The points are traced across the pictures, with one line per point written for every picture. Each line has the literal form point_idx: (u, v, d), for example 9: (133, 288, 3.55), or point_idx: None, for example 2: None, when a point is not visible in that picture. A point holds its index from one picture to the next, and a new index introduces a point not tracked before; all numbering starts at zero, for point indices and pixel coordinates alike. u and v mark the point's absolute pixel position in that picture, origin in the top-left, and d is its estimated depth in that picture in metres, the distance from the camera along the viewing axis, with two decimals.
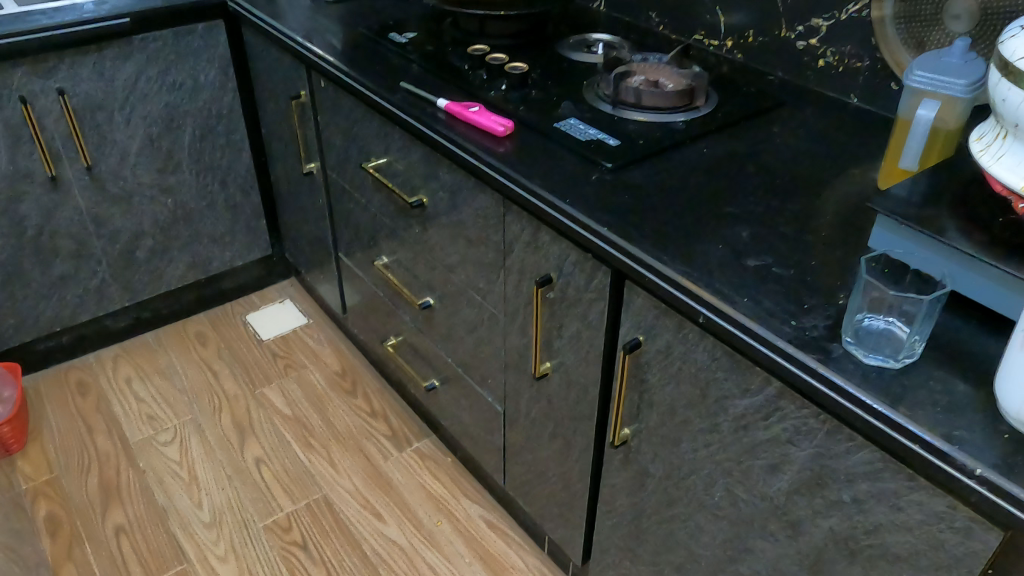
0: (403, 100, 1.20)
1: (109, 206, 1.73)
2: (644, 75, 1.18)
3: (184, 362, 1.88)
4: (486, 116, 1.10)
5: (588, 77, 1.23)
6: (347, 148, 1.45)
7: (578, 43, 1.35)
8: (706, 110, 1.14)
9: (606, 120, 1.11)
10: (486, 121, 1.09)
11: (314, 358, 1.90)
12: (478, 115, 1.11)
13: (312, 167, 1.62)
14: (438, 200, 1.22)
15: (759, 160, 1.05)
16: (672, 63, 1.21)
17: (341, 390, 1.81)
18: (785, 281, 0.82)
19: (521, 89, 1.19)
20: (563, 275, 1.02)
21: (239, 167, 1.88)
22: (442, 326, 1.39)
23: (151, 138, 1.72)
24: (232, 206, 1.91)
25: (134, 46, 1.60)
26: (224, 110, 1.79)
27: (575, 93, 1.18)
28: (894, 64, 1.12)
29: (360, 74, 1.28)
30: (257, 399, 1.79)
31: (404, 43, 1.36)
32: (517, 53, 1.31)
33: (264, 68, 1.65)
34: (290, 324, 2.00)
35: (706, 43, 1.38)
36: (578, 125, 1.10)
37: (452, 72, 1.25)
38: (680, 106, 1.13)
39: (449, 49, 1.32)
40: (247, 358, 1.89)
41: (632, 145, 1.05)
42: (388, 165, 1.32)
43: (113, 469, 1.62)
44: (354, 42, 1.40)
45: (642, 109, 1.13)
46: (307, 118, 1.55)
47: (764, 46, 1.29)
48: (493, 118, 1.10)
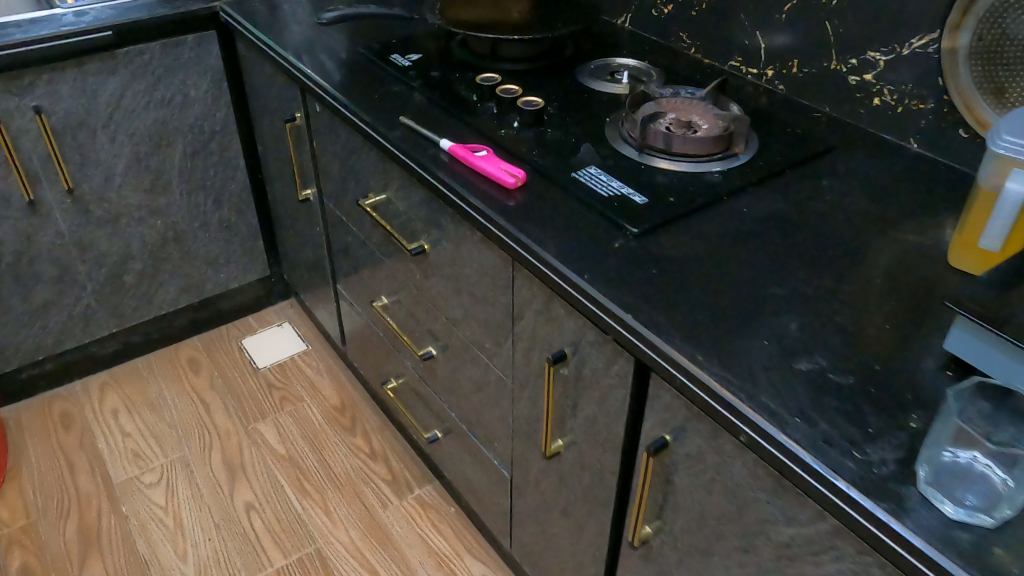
0: (402, 137, 1.06)
1: (93, 229, 1.62)
2: (674, 112, 1.05)
3: (175, 393, 1.78)
4: (492, 164, 0.97)
5: (610, 113, 1.09)
6: (344, 179, 1.32)
7: (601, 69, 1.22)
8: (745, 157, 1.00)
9: (631, 169, 0.97)
10: (492, 170, 0.96)
11: (312, 389, 1.78)
12: (484, 161, 0.98)
13: (309, 193, 1.50)
14: (441, 250, 1.09)
15: (807, 222, 0.91)
16: (708, 99, 1.07)
17: (339, 427, 1.69)
18: (845, 392, 0.69)
19: (536, 128, 1.05)
20: (578, 353, 0.89)
21: (233, 185, 1.76)
22: (445, 379, 1.26)
23: (139, 157, 1.61)
24: (226, 226, 1.80)
25: (118, 61, 1.49)
26: (217, 126, 1.67)
27: (596, 133, 1.04)
28: (966, 109, 0.97)
29: (355, 103, 1.15)
30: (250, 436, 1.68)
31: (407, 67, 1.22)
32: (531, 81, 1.17)
33: (259, 84, 1.53)
34: (288, 350, 1.89)
35: (743, 71, 1.23)
36: (598, 175, 0.96)
37: (458, 104, 1.12)
38: (713, 154, 0.99)
39: (454, 75, 1.18)
40: (241, 389, 1.78)
41: (662, 203, 0.92)
42: (387, 204, 1.19)
43: (94, 514, 1.52)
44: (351, 62, 1.27)
45: (671, 155, 0.99)
46: (302, 143, 1.42)
47: (811, 78, 1.14)
48: (500, 166, 0.96)
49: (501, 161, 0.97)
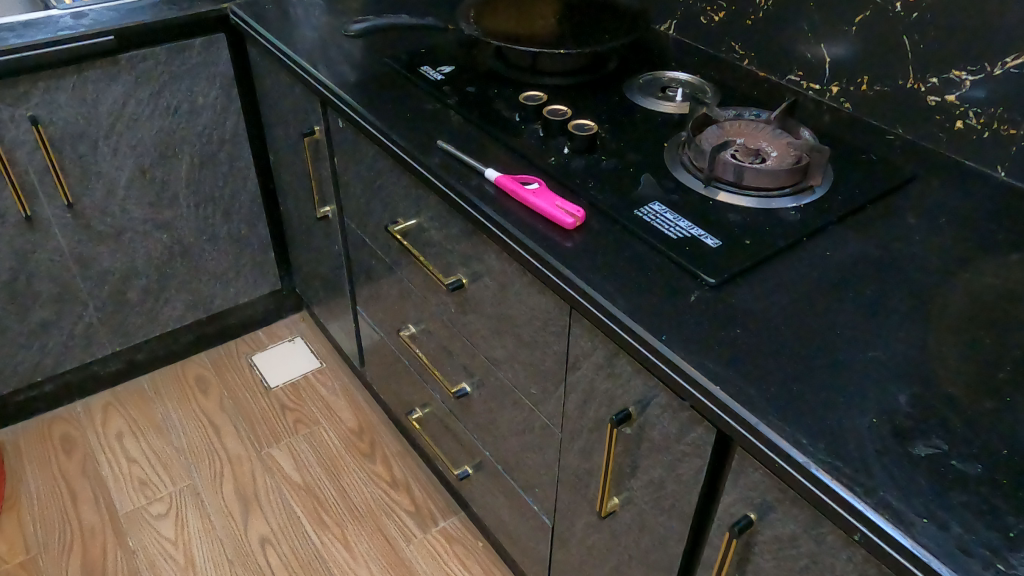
0: (440, 163, 0.96)
1: (94, 244, 1.53)
2: (741, 139, 0.96)
3: (182, 414, 1.69)
4: (546, 199, 0.87)
5: (668, 139, 1.00)
6: (368, 200, 1.22)
7: (652, 84, 1.12)
8: (821, 190, 0.91)
9: (697, 205, 0.88)
10: (546, 206, 0.86)
11: (328, 411, 1.69)
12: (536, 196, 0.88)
13: (327, 211, 1.40)
14: (482, 286, 1.00)
15: (898, 268, 0.82)
16: (776, 124, 0.98)
17: (358, 453, 1.61)
18: (972, 483, 0.60)
19: (588, 155, 0.95)
20: (646, 414, 0.81)
21: (243, 197, 1.66)
22: (481, 417, 1.18)
23: (142, 168, 1.51)
24: (235, 239, 1.70)
25: (120, 67, 1.39)
26: (226, 134, 1.58)
27: (655, 161, 0.95)
28: None
29: (385, 123, 1.05)
30: (263, 461, 1.59)
31: (440, 81, 1.12)
32: (577, 99, 1.07)
33: (272, 91, 1.43)
34: (301, 368, 1.79)
35: (804, 86, 1.13)
36: (664, 213, 0.86)
37: (499, 126, 1.02)
38: (787, 187, 0.90)
39: (494, 92, 1.08)
40: (252, 410, 1.69)
41: (736, 246, 0.82)
42: (419, 232, 1.10)
43: (99, 549, 1.43)
44: (374, 73, 1.17)
45: (742, 189, 0.90)
46: (321, 158, 1.33)
47: (883, 96, 1.04)
48: (555, 202, 0.86)
49: (556, 196, 0.88)
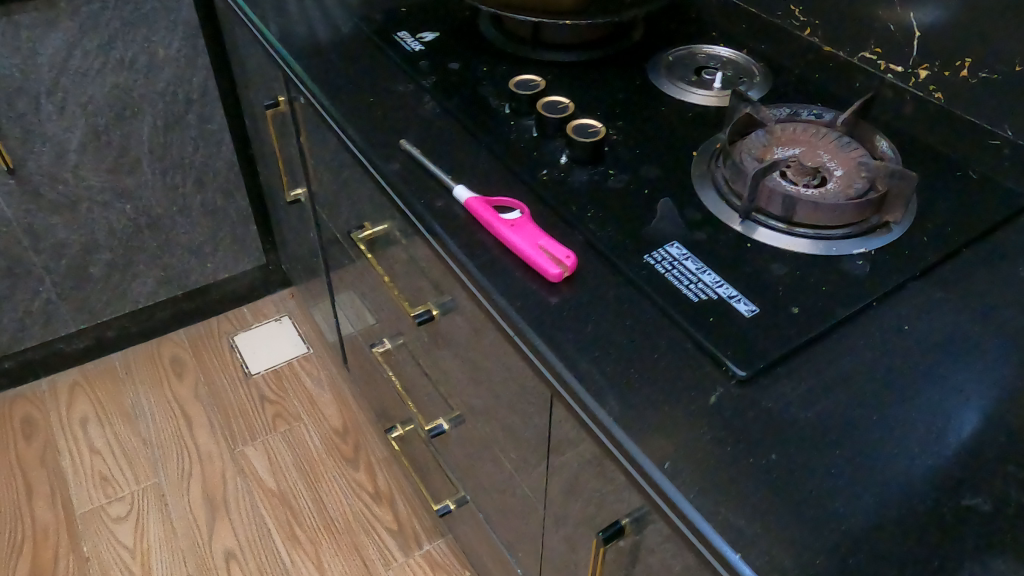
0: (400, 170, 0.75)
1: (47, 216, 1.35)
2: (794, 153, 0.72)
3: (154, 401, 1.54)
4: (530, 237, 0.65)
5: (698, 146, 0.76)
6: (336, 192, 1.01)
7: (683, 67, 0.88)
8: (899, 230, 0.67)
9: (730, 251, 0.65)
10: (528, 247, 0.64)
11: (311, 407, 1.53)
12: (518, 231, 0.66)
13: (299, 193, 1.20)
14: (454, 323, 0.80)
15: (1005, 356, 0.59)
16: (843, 132, 0.74)
17: (339, 457, 1.45)
18: None
19: (591, 171, 0.73)
20: (643, 535, 0.61)
21: (217, 163, 1.46)
22: (460, 458, 0.99)
23: (97, 130, 1.30)
24: (211, 210, 1.51)
25: (61, 12, 1.16)
26: (194, 93, 1.35)
27: (678, 180, 0.72)
28: None
29: (341, 108, 0.83)
30: (236, 462, 1.44)
31: (417, 54, 0.88)
32: (586, 85, 0.84)
33: (241, 47, 1.20)
34: (285, 354, 1.63)
35: (882, 67, 0.86)
36: (682, 260, 0.65)
37: (482, 121, 0.79)
38: (854, 222, 0.66)
39: (483, 71, 0.85)
40: (229, 401, 1.54)
41: (780, 315, 0.60)
42: (386, 242, 0.90)
43: (51, 555, 1.30)
44: (340, 34, 0.92)
45: (794, 227, 0.67)
46: (287, 133, 1.11)
47: (992, 87, 0.76)
48: (541, 243, 0.65)
49: (542, 234, 0.66)
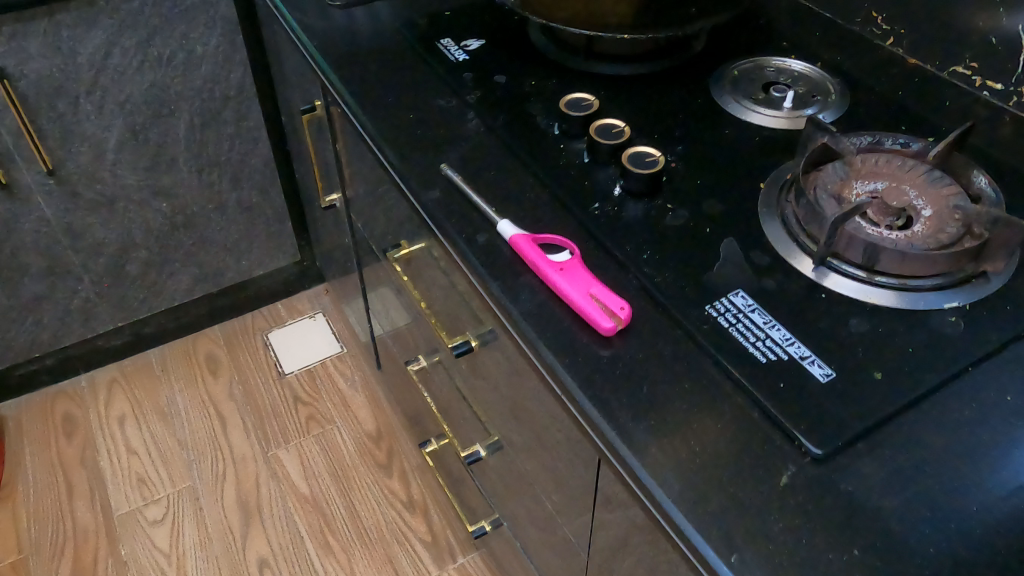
0: (442, 199, 0.70)
1: (84, 215, 1.33)
2: (873, 191, 0.65)
3: (190, 400, 1.53)
4: (581, 285, 0.60)
5: (765, 178, 0.70)
6: (373, 205, 0.97)
7: (750, 81, 0.82)
8: (994, 283, 0.60)
9: (802, 302, 0.59)
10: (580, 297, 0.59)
11: (345, 410, 1.51)
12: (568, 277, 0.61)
13: (334, 198, 1.16)
14: (495, 358, 0.76)
15: None
16: (928, 168, 0.67)
17: (373, 464, 1.43)
18: None
19: (647, 205, 0.67)
20: None
21: (254, 161, 1.42)
22: (496, 486, 0.96)
23: (135, 129, 1.27)
24: (248, 207, 1.48)
25: (98, 9, 1.13)
26: (232, 90, 1.31)
27: (743, 217, 0.66)
28: None
29: (379, 125, 0.77)
30: (270, 466, 1.42)
31: (459, 65, 0.82)
32: (641, 106, 0.77)
33: (278, 46, 1.15)
34: (320, 353, 1.60)
35: (977, 84, 0.78)
36: (749, 312, 0.59)
37: (530, 144, 0.74)
38: (947, 272, 0.60)
39: (530, 86, 0.80)
40: (263, 402, 1.52)
41: (861, 380, 0.54)
42: (424, 265, 0.85)
43: (89, 556, 1.30)
44: (380, 40, 0.87)
45: (875, 277, 0.60)
46: (323, 138, 1.06)
47: None
48: (594, 292, 0.59)
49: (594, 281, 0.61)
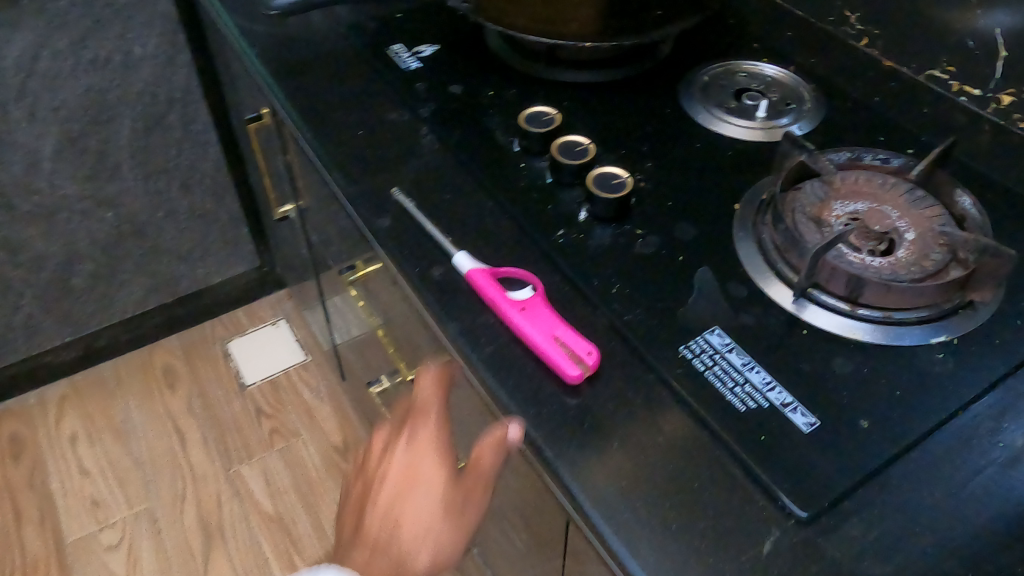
0: (394, 227, 0.64)
1: (23, 228, 1.26)
2: (854, 213, 0.61)
3: (146, 415, 1.46)
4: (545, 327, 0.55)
5: (740, 198, 0.66)
6: (326, 222, 0.91)
7: (721, 87, 0.77)
8: (982, 314, 0.57)
9: (782, 341, 0.55)
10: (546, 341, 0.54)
11: (310, 422, 1.46)
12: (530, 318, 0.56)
13: (288, 210, 1.09)
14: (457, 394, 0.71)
15: None
16: (911, 187, 0.63)
17: (340, 478, 1.38)
18: None
19: (615, 232, 0.63)
20: None
21: (204, 165, 1.35)
22: None
23: (72, 136, 1.19)
24: (200, 214, 1.42)
25: (22, 10, 1.04)
26: (176, 92, 1.23)
27: (718, 244, 0.62)
28: None
29: (326, 144, 0.72)
30: (232, 484, 1.37)
31: (413, 74, 0.77)
32: (608, 119, 0.72)
33: (221, 47, 1.08)
34: (283, 362, 1.54)
35: (953, 88, 0.73)
36: (725, 353, 0.55)
37: (489, 164, 0.68)
38: (933, 304, 0.56)
39: (489, 96, 0.74)
40: (224, 416, 1.46)
41: (846, 430, 0.50)
42: (380, 290, 0.80)
43: None
44: (327, 48, 0.80)
45: (859, 311, 0.56)
46: (272, 149, 1.00)
47: None
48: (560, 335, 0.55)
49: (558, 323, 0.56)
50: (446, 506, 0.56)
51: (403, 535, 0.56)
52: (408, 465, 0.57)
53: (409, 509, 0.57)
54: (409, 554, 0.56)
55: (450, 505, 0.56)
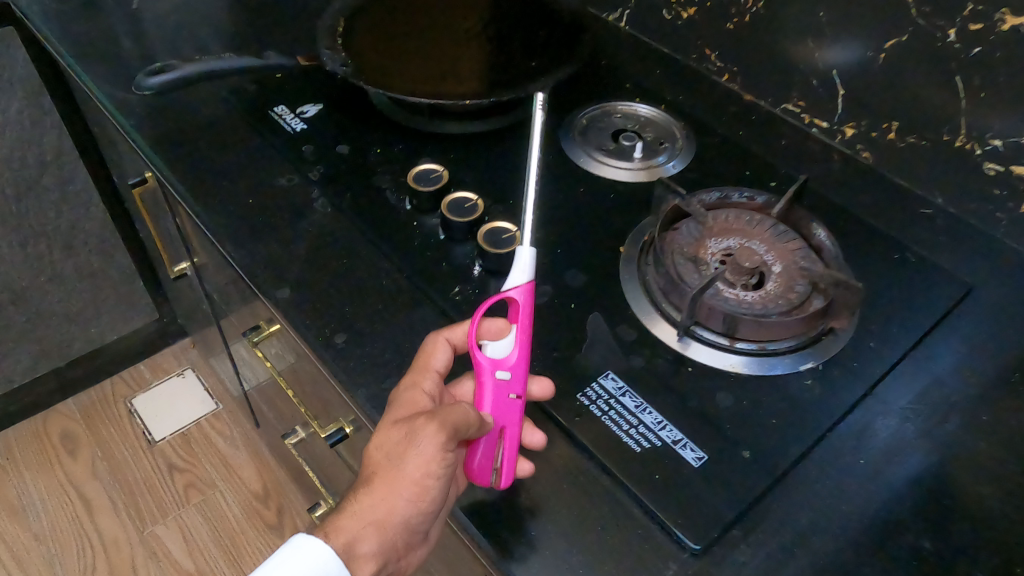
0: (292, 298, 0.65)
1: None
2: (727, 248, 0.66)
3: (45, 487, 1.39)
4: (504, 414, 0.53)
5: (625, 239, 0.70)
6: (222, 283, 0.90)
7: (596, 128, 0.82)
8: (839, 339, 0.64)
9: (669, 379, 0.60)
10: (513, 429, 0.53)
11: (226, 471, 1.42)
12: (503, 391, 0.54)
13: (183, 267, 1.07)
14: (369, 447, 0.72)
15: (952, 479, 0.56)
16: (776, 221, 0.69)
17: (262, 525, 1.36)
18: None
19: (510, 284, 0.65)
20: None
21: (87, 224, 1.31)
22: None
23: None
24: (87, 274, 1.37)
25: None
26: (48, 154, 1.18)
27: (607, 288, 0.66)
28: None
29: (214, 215, 0.71)
30: (146, 546, 1.32)
31: (300, 138, 0.77)
32: (497, 171, 0.75)
33: (91, 108, 1.04)
34: (192, 413, 1.50)
35: (806, 120, 0.83)
36: (619, 397, 0.59)
37: (383, 223, 0.70)
38: (800, 332, 0.62)
39: (376, 154, 0.76)
40: (133, 476, 1.41)
41: (730, 460, 0.55)
42: (281, 351, 0.80)
43: None
44: (209, 116, 0.80)
45: (736, 345, 0.61)
46: (160, 211, 0.98)
47: (918, 151, 0.75)
48: (492, 433, 0.53)
49: (483, 418, 0.52)
50: (397, 439, 0.50)
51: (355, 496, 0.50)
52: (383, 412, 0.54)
53: (365, 470, 0.51)
54: (358, 503, 0.49)
55: (404, 437, 0.50)
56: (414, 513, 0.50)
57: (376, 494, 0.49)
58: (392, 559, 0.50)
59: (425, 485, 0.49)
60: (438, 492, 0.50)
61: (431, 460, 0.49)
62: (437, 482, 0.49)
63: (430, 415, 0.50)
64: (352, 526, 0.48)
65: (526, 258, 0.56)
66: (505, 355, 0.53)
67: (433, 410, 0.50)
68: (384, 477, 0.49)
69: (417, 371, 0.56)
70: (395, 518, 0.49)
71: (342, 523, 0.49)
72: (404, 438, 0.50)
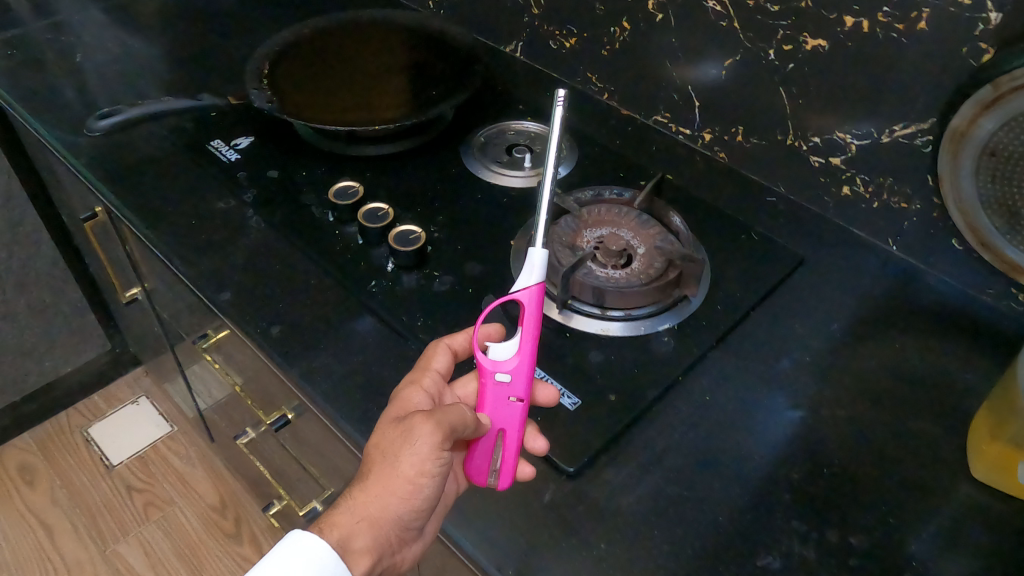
0: (233, 300, 0.76)
1: None
2: (600, 234, 0.80)
3: (6, 517, 1.45)
4: (503, 418, 0.61)
5: (517, 234, 0.83)
6: (171, 300, 1.00)
7: (493, 144, 0.96)
8: (692, 304, 0.77)
9: (551, 345, 0.73)
10: (511, 432, 0.60)
11: (184, 488, 1.50)
12: (504, 394, 0.61)
13: (134, 293, 1.17)
14: (308, 429, 0.83)
15: (779, 408, 0.70)
16: (640, 211, 0.83)
17: (221, 535, 1.44)
18: None
19: (419, 277, 0.78)
20: None
21: (38, 262, 1.39)
22: None
23: None
24: (38, 309, 1.45)
25: None
26: None
27: (501, 276, 0.78)
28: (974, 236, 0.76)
29: (160, 235, 0.82)
30: (109, 564, 1.39)
31: (234, 166, 0.89)
32: (407, 184, 0.88)
33: (39, 152, 1.13)
34: (148, 436, 1.58)
35: (672, 129, 0.97)
36: None
37: (309, 233, 0.82)
38: (659, 300, 0.76)
39: (302, 176, 0.88)
40: (93, 500, 1.48)
41: (599, 404, 0.68)
42: (228, 354, 0.91)
43: None
44: (152, 153, 0.91)
45: (608, 313, 0.75)
46: (110, 240, 1.07)
47: (760, 150, 0.90)
48: (492, 432, 0.61)
49: (482, 420, 0.60)
50: (396, 439, 0.56)
51: (352, 490, 0.56)
52: (387, 411, 0.61)
53: (363, 467, 0.57)
54: (355, 499, 0.55)
55: (400, 437, 0.56)
56: (407, 509, 0.56)
57: (371, 489, 0.55)
58: (386, 552, 0.56)
59: (417, 484, 0.55)
60: (429, 490, 0.56)
61: (424, 459, 0.55)
62: (430, 480, 0.56)
63: (427, 416, 0.56)
64: (349, 522, 0.54)
65: (538, 260, 0.60)
66: (505, 362, 0.60)
67: (431, 411, 0.57)
68: (381, 473, 0.55)
69: (418, 372, 0.64)
70: (389, 513, 0.55)
71: (338, 518, 0.54)
72: (401, 437, 0.56)
